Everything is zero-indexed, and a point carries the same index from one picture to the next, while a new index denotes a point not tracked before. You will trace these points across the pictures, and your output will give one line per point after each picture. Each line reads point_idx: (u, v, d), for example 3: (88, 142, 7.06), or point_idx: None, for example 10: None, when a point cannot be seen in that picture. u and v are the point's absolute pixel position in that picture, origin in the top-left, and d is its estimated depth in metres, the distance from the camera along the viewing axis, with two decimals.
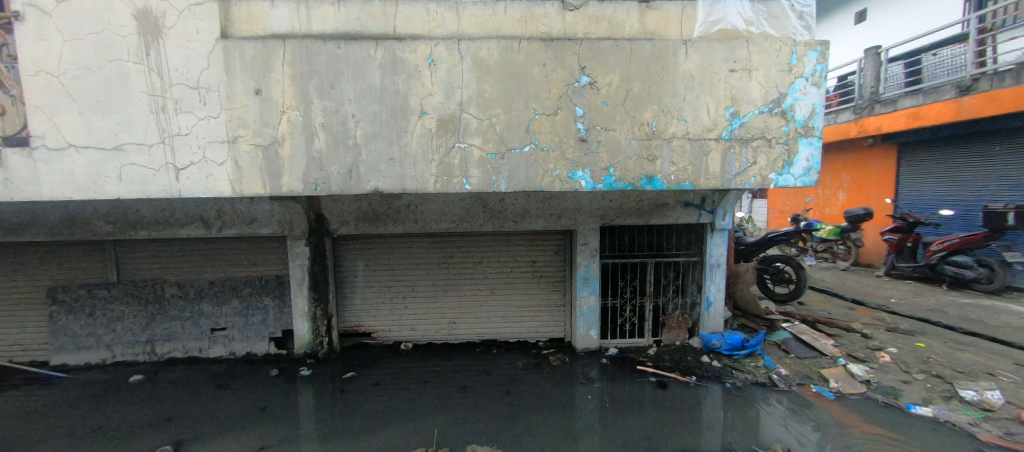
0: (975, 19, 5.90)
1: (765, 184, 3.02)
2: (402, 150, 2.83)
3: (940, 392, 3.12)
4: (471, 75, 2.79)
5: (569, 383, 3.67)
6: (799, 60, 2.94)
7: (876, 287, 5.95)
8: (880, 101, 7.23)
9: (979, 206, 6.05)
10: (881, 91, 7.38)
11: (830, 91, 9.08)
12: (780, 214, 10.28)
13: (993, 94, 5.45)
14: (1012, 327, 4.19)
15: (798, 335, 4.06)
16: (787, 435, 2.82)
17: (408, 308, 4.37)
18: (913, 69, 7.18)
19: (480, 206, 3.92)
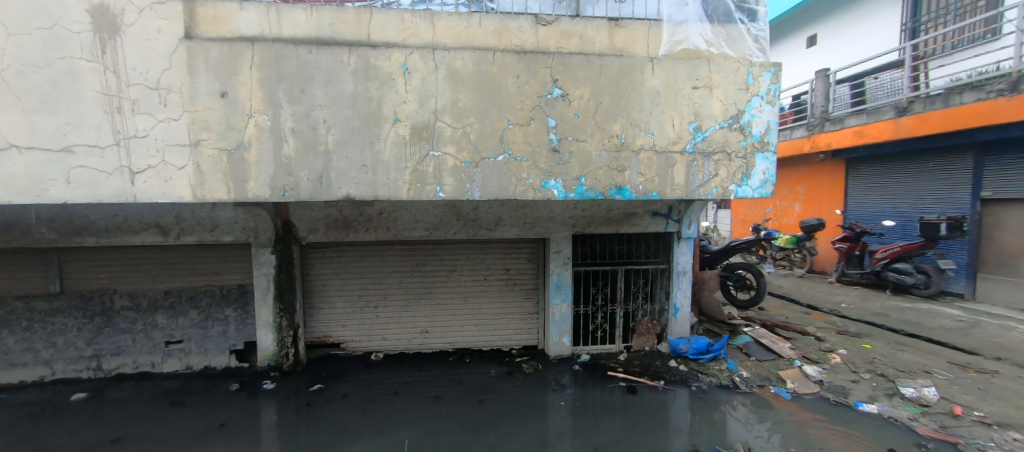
0: (909, 47, 6.43)
1: (726, 195, 3.18)
2: (374, 158, 2.81)
3: (884, 390, 3.34)
4: (445, 84, 2.82)
5: (541, 391, 3.69)
6: (755, 80, 3.13)
7: (828, 293, 6.31)
8: (829, 120, 7.73)
9: (916, 218, 6.56)
10: (830, 111, 7.90)
11: (785, 109, 9.62)
12: (742, 223, 10.78)
13: (925, 116, 5.96)
14: (945, 329, 4.55)
15: (759, 339, 4.25)
16: (748, 435, 2.94)
17: (379, 318, 4.28)
18: (858, 91, 7.73)
19: (454, 214, 3.91)
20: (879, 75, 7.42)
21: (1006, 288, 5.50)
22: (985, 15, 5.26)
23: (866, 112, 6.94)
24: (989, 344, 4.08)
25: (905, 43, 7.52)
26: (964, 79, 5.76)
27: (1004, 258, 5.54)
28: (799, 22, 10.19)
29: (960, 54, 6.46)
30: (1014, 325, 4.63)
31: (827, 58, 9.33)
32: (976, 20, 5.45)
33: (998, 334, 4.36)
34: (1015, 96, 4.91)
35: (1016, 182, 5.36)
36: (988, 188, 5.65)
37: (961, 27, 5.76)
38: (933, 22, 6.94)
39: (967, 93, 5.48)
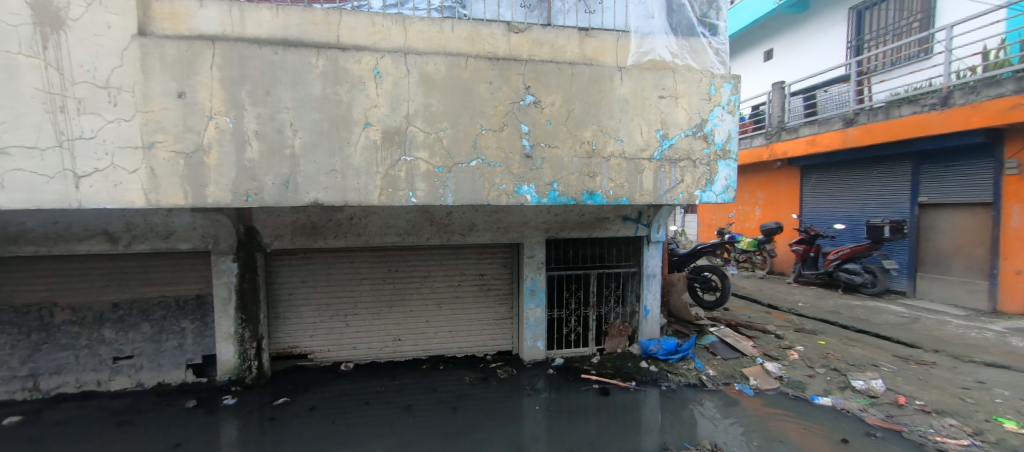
0: (854, 63, 6.91)
1: (692, 200, 3.32)
2: (344, 162, 2.75)
3: (837, 384, 3.55)
4: (418, 89, 2.80)
5: (516, 396, 3.69)
6: (717, 91, 3.29)
7: (786, 293, 6.65)
8: (785, 130, 8.18)
9: (863, 221, 7.03)
10: (786, 121, 8.35)
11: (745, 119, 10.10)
12: (708, 227, 11.24)
13: (869, 126, 6.43)
14: (890, 324, 4.89)
15: (724, 338, 4.42)
16: (715, 432, 3.05)
17: (349, 327, 4.17)
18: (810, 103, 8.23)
19: (426, 220, 3.86)
20: (828, 89, 7.94)
21: (941, 285, 5.97)
22: (919, 35, 5.74)
23: (817, 122, 7.40)
24: (928, 338, 4.41)
25: (850, 59, 8.08)
26: (903, 94, 6.24)
27: (939, 258, 6.02)
28: (755, 37, 10.77)
29: (899, 71, 7.01)
30: (949, 320, 5.04)
31: (781, 71, 9.90)
32: (912, 40, 5.94)
33: (936, 328, 4.72)
34: (947, 111, 5.40)
35: (948, 189, 5.85)
36: (925, 193, 6.14)
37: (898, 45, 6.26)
38: (878, 40, 7.50)
39: (905, 106, 5.95)
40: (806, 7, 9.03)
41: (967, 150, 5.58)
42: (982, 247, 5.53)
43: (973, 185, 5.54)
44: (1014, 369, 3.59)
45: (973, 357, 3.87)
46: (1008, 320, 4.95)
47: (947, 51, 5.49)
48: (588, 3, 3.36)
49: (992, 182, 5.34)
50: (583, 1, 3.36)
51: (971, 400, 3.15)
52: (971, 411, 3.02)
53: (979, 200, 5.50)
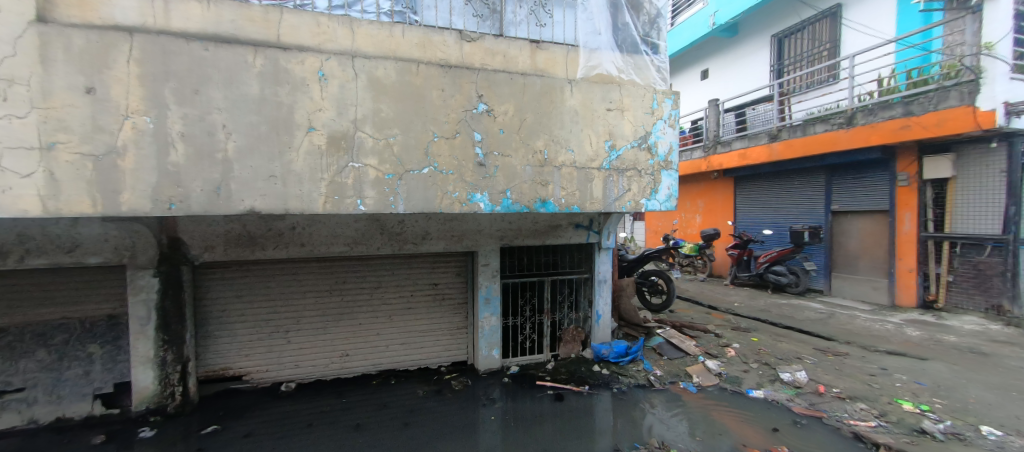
0: (776, 85, 7.65)
1: (638, 208, 3.48)
2: (286, 167, 2.58)
3: (768, 377, 3.86)
4: (366, 93, 2.71)
5: (470, 407, 3.63)
6: (659, 105, 3.50)
7: (724, 294, 7.17)
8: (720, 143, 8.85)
9: (785, 227, 7.76)
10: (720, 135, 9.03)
11: (684, 133, 10.79)
12: (654, 233, 11.86)
13: (790, 142, 7.14)
14: (811, 320, 5.42)
15: (669, 339, 4.66)
16: (663, 430, 3.19)
17: (290, 344, 3.89)
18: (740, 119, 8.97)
19: (377, 228, 3.72)
20: (755, 107, 8.70)
21: (850, 283, 6.73)
22: (828, 62, 6.49)
23: (746, 137, 8.09)
24: (842, 331, 4.94)
25: (772, 81, 8.93)
26: (816, 114, 7.01)
27: (848, 260, 6.79)
28: (690, 58, 11.57)
29: (812, 93, 7.85)
30: (858, 314, 5.67)
31: (713, 90, 10.72)
32: (822, 66, 6.69)
33: (848, 322, 5.30)
34: (852, 129, 6.13)
35: (854, 198, 6.64)
36: (836, 202, 6.91)
37: (811, 71, 7.03)
38: (796, 65, 8.37)
39: (818, 125, 6.67)
40: (734, 33, 9.84)
41: (869, 164, 6.37)
42: (882, 249, 6.30)
43: (874, 195, 6.32)
44: (909, 356, 4.11)
45: (877, 347, 4.38)
46: (904, 313, 5.67)
47: (851, 77, 6.26)
48: (539, 16, 3.43)
49: (887, 192, 6.13)
50: (535, 14, 3.42)
51: (877, 385, 3.56)
52: (876, 395, 3.41)
53: (879, 208, 6.28)
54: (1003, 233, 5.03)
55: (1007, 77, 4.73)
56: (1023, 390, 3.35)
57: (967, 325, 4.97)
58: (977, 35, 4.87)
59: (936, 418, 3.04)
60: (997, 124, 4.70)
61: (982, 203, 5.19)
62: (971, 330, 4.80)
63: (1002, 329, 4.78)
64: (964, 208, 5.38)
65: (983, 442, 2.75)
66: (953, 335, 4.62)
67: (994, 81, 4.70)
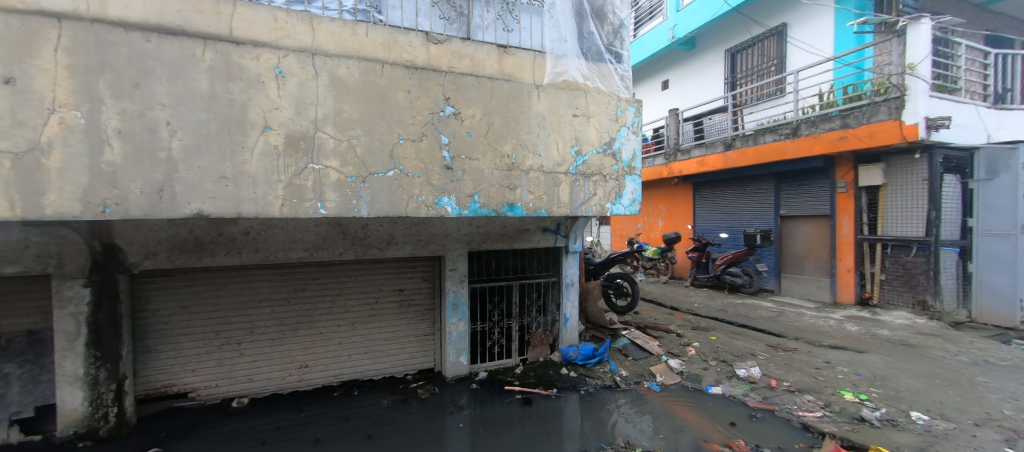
0: (730, 96, 8.11)
1: (604, 212, 3.56)
2: (238, 169, 2.43)
3: (725, 373, 4.05)
4: (327, 93, 2.60)
5: (437, 415, 3.56)
6: (623, 113, 3.61)
7: (685, 295, 7.48)
8: (679, 151, 9.24)
9: (739, 231, 8.21)
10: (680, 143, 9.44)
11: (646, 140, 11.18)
12: (620, 237, 12.23)
13: (743, 150, 7.57)
14: (763, 318, 5.76)
15: (634, 340, 4.79)
16: (630, 429, 3.26)
17: (243, 357, 3.65)
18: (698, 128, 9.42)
19: (339, 233, 3.58)
20: (712, 117, 9.24)
21: (797, 283, 7.21)
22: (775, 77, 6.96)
23: (704, 145, 8.51)
24: (792, 328, 5.27)
25: (727, 93, 9.45)
26: (765, 125, 7.49)
27: (795, 261, 7.28)
28: (651, 69, 12.02)
29: (762, 105, 8.38)
30: (805, 312, 6.09)
31: (673, 100, 11.18)
32: (770, 80, 7.17)
33: (796, 319, 5.68)
34: (798, 139, 6.61)
35: (799, 204, 7.14)
36: (783, 207, 7.40)
37: (761, 84, 7.51)
38: (747, 78, 8.91)
39: (767, 135, 7.13)
40: (692, 47, 10.32)
41: (813, 173, 6.88)
42: (824, 251, 6.80)
43: (817, 201, 6.83)
44: (849, 349, 4.45)
45: (822, 342, 4.71)
46: (844, 310, 6.15)
47: (795, 91, 6.75)
48: (506, 21, 3.44)
49: (828, 198, 6.64)
50: (502, 19, 3.43)
51: (822, 378, 3.82)
52: (821, 387, 3.66)
53: (822, 212, 6.79)
54: (926, 235, 5.50)
55: (928, 95, 5.21)
56: (945, 377, 3.71)
57: (898, 320, 5.45)
58: (903, 56, 5.38)
59: (874, 406, 3.30)
60: (920, 137, 5.17)
61: (908, 208, 5.70)
62: (902, 324, 5.27)
63: (926, 323, 5.29)
64: (893, 213, 5.90)
65: (913, 426, 3.02)
66: (886, 329, 5.06)
67: (917, 96, 5.18)
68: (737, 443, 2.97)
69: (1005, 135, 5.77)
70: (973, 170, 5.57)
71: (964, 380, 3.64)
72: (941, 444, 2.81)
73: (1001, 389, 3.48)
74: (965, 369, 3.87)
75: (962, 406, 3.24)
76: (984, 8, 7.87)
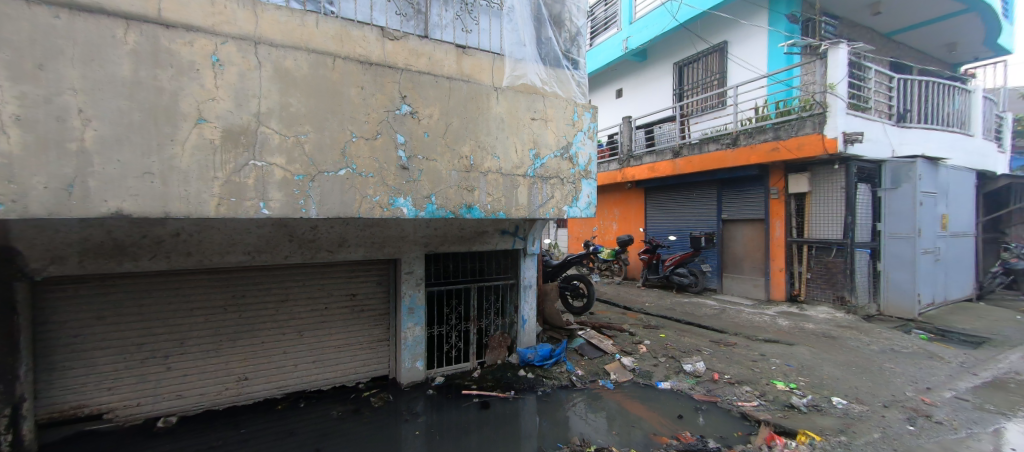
0: (678, 107, 8.59)
1: (561, 214, 3.62)
2: (166, 164, 2.21)
3: (673, 369, 4.26)
4: (272, 85, 2.43)
5: (391, 424, 3.43)
6: (579, 118, 3.70)
7: (637, 295, 7.82)
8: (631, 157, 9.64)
9: (684, 234, 8.72)
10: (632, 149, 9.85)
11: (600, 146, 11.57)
12: (576, 240, 12.56)
13: (689, 158, 8.03)
14: (708, 316, 6.14)
15: (589, 340, 4.91)
16: (586, 427, 3.33)
17: (171, 371, 3.31)
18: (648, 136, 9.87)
19: (286, 235, 3.36)
20: (661, 126, 9.75)
21: (736, 282, 7.78)
22: (717, 91, 7.48)
23: (654, 153, 8.93)
24: (733, 324, 5.66)
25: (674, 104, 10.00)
26: (709, 135, 8.01)
27: (734, 262, 7.84)
28: (606, 78, 12.44)
29: (706, 116, 8.94)
30: (743, 308, 6.59)
31: (627, 108, 11.64)
32: (713, 93, 7.70)
33: (736, 316, 6.12)
34: (737, 149, 7.12)
35: (737, 209, 7.70)
36: (724, 212, 7.94)
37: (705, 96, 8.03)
38: (693, 91, 9.47)
39: (710, 144, 7.63)
40: (644, 58, 10.80)
41: (749, 180, 7.46)
42: (759, 252, 7.39)
43: (753, 207, 7.41)
44: (781, 342, 4.86)
45: (758, 336, 5.11)
46: (777, 306, 6.71)
47: (735, 104, 7.30)
48: (465, 22, 3.40)
49: (763, 204, 7.23)
50: (461, 19, 3.39)
51: (758, 369, 4.13)
52: (758, 377, 3.96)
53: (757, 217, 7.37)
54: (844, 238, 6.14)
55: (846, 112, 5.83)
56: (859, 365, 4.16)
57: (821, 314, 6.04)
58: (825, 77, 5.98)
59: (802, 393, 3.62)
60: (839, 149, 5.78)
61: (830, 212, 6.32)
62: (825, 318, 5.84)
63: (844, 316, 5.91)
64: (816, 218, 6.54)
65: (834, 410, 3.36)
66: (811, 323, 5.60)
67: (836, 114, 5.79)
68: (684, 435, 3.13)
69: (906, 150, 6.58)
70: (881, 180, 6.30)
71: (875, 367, 4.11)
72: (857, 424, 3.14)
73: (903, 373, 3.95)
74: (876, 357, 4.36)
75: (873, 390, 3.64)
76: (888, 37, 8.97)
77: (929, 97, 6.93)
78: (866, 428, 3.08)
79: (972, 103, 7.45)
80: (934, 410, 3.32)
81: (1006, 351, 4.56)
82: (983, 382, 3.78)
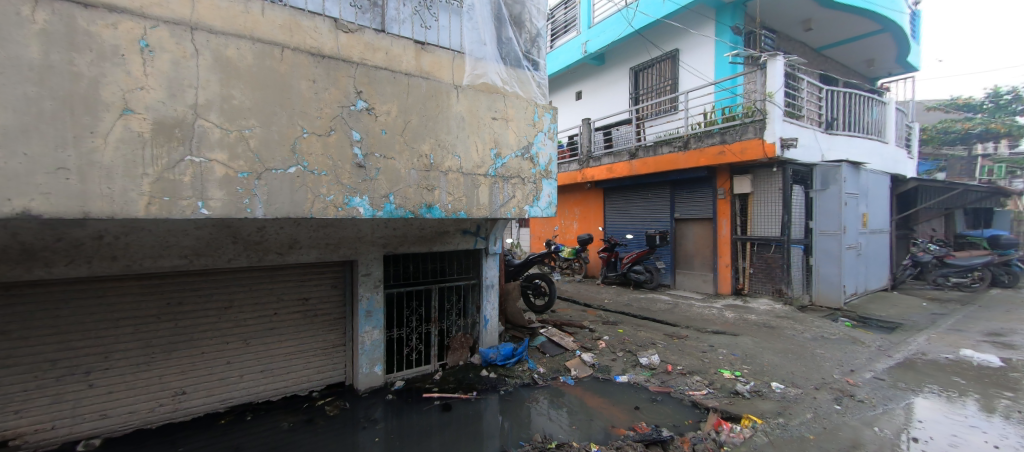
0: (634, 110, 8.90)
1: (522, 213, 3.64)
2: (84, 158, 1.98)
3: (630, 363, 4.42)
4: (211, 74, 2.24)
5: (348, 432, 3.30)
6: (539, 118, 3.74)
7: (597, 292, 8.06)
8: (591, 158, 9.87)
9: (639, 232, 9.08)
10: (592, 150, 10.08)
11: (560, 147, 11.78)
12: (538, 239, 12.72)
13: (645, 159, 8.33)
14: (663, 310, 6.44)
15: (551, 337, 4.98)
16: (548, 424, 3.37)
17: (94, 389, 2.98)
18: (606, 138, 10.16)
19: (229, 238, 3.11)
20: (619, 128, 10.10)
21: (686, 277, 8.21)
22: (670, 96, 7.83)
23: (612, 154, 9.19)
24: (685, 317, 5.98)
25: (630, 107, 10.37)
26: (662, 138, 8.38)
27: (685, 258, 8.28)
28: (566, 80, 12.67)
29: (660, 120, 9.35)
30: (694, 302, 6.98)
31: (586, 110, 11.93)
32: (665, 98, 8.06)
33: (688, 309, 6.47)
34: (688, 152, 7.49)
35: (687, 208, 8.13)
36: (677, 211, 8.34)
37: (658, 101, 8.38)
38: (648, 95, 9.88)
39: (663, 147, 7.97)
40: (601, 62, 11.10)
41: (698, 181, 7.89)
42: (707, 249, 7.85)
43: (702, 206, 7.85)
44: (727, 333, 5.19)
45: (707, 328, 5.42)
46: (724, 300, 7.17)
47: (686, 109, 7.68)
48: (424, 17, 3.33)
49: (711, 204, 7.67)
50: (419, 14, 3.31)
51: (707, 360, 4.39)
52: (707, 367, 4.20)
53: (706, 216, 7.81)
54: (782, 235, 6.67)
55: (782, 119, 6.32)
56: (794, 352, 4.53)
57: (762, 306, 6.53)
58: (765, 86, 6.44)
59: (745, 380, 3.89)
60: (778, 153, 6.24)
61: (770, 212, 6.84)
62: (765, 309, 6.33)
63: (782, 307, 6.42)
64: (758, 217, 7.04)
65: (772, 394, 3.64)
66: (754, 314, 6.04)
67: (775, 120, 6.25)
68: (641, 425, 3.25)
69: (833, 155, 7.23)
70: (812, 182, 6.89)
71: (808, 353, 4.49)
72: (792, 407, 3.42)
73: (832, 358, 4.35)
74: (809, 344, 4.77)
75: (806, 374, 3.99)
76: (818, 51, 9.83)
77: (851, 107, 7.67)
78: (801, 410, 3.36)
79: (886, 114, 8.33)
80: (857, 390, 3.68)
81: (913, 335, 5.15)
82: (896, 363, 4.24)
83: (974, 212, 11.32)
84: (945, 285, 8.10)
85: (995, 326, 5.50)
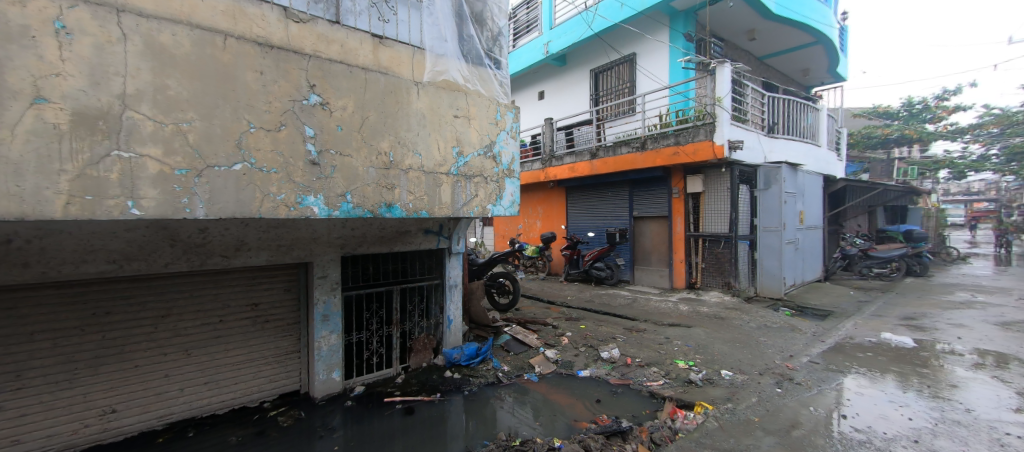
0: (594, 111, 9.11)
1: (485, 212, 3.62)
2: None
3: (592, 357, 4.53)
4: (141, 62, 2.04)
5: (302, 443, 3.13)
6: (502, 117, 3.73)
7: (559, 289, 8.22)
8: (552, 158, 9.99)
9: (599, 230, 9.32)
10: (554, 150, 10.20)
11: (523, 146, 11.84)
12: (501, 237, 12.76)
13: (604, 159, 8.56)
14: (622, 305, 6.66)
15: (515, 335, 4.99)
16: (513, 421, 3.38)
17: (3, 413, 2.63)
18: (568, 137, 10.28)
19: (167, 242, 2.85)
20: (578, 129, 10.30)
21: (643, 273, 8.55)
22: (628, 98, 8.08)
23: (573, 153, 9.37)
24: (643, 312, 6.22)
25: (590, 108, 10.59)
26: (621, 138, 8.64)
27: (642, 255, 8.61)
28: (527, 80, 12.76)
29: (618, 121, 9.63)
30: (651, 297, 7.29)
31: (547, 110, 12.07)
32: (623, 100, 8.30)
33: (646, 304, 6.73)
34: (644, 152, 7.77)
35: (643, 207, 8.45)
36: (634, 209, 8.65)
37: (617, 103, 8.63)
38: (607, 96, 10.15)
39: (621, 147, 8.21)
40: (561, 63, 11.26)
41: (654, 181, 8.22)
42: (662, 245, 8.20)
43: (657, 204, 8.19)
44: (682, 325, 5.45)
45: (663, 321, 5.66)
46: (678, 293, 7.54)
47: (643, 111, 7.95)
48: (382, 11, 3.23)
49: (666, 202, 8.01)
50: (377, 7, 3.21)
51: (663, 351, 4.59)
52: (664, 359, 4.39)
53: (661, 214, 8.15)
54: (730, 231, 7.14)
55: (729, 123, 6.72)
56: (742, 341, 4.84)
57: (712, 298, 6.94)
58: (714, 91, 6.82)
59: (698, 369, 4.10)
60: (725, 154, 6.65)
61: (718, 210, 7.28)
62: (715, 301, 6.72)
63: (730, 299, 6.85)
64: (708, 214, 7.45)
65: (722, 381, 3.87)
66: (706, 306, 6.40)
67: (723, 124, 6.64)
68: (602, 418, 3.33)
69: (774, 157, 7.78)
70: (755, 182, 7.39)
71: (753, 341, 4.81)
72: (740, 392, 3.65)
73: (774, 345, 4.69)
74: (754, 332, 5.11)
75: (751, 361, 4.27)
76: (760, 59, 10.52)
77: (789, 113, 8.29)
78: (747, 394, 3.59)
79: (819, 119, 9.08)
80: (795, 373, 3.99)
81: (843, 321, 5.66)
82: (829, 347, 4.65)
83: (891, 208, 12.61)
84: (868, 275, 8.99)
85: (909, 311, 6.16)
